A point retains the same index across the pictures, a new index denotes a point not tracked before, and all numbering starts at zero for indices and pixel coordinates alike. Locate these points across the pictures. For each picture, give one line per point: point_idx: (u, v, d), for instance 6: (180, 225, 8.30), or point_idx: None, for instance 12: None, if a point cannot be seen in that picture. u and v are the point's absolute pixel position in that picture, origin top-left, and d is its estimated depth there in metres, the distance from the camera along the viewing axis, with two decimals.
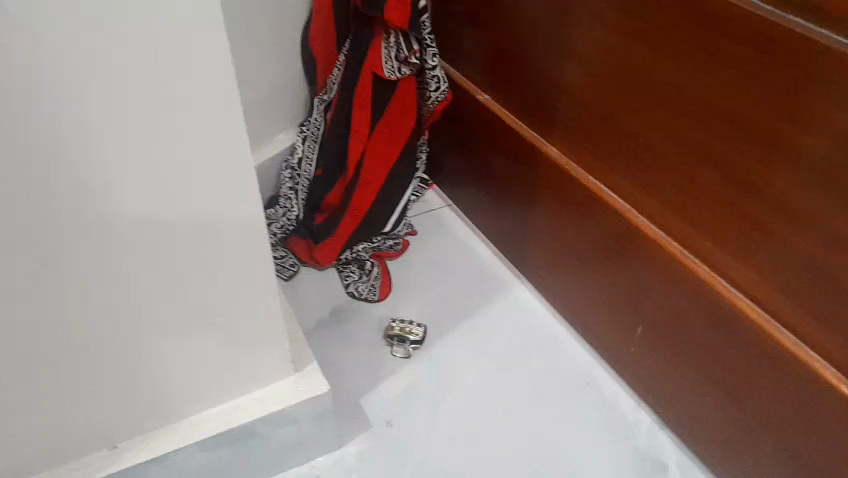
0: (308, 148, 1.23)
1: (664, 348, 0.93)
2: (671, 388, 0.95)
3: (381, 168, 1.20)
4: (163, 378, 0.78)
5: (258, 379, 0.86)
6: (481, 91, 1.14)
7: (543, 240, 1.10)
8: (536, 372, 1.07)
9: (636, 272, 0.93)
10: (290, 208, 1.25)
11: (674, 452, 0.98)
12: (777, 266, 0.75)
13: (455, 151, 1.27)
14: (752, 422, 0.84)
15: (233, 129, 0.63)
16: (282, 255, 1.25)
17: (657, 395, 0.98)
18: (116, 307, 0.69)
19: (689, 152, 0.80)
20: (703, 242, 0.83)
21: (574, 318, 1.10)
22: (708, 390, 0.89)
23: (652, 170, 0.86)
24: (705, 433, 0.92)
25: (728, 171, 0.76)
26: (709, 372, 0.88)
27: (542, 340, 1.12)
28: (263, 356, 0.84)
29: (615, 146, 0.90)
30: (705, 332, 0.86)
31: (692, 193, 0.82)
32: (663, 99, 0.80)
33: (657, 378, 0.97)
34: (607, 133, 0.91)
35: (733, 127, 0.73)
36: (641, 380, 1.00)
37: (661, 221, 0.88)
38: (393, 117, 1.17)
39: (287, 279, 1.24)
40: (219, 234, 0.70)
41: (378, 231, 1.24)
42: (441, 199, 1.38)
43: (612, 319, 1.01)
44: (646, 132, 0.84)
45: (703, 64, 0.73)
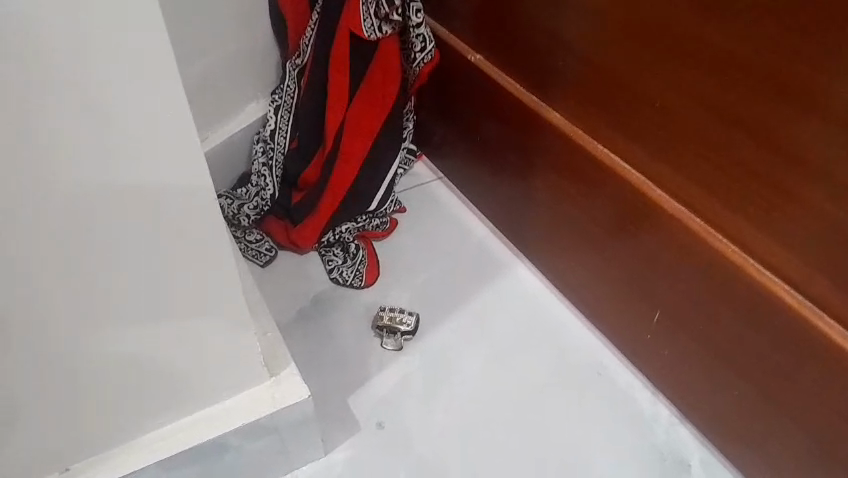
0: (281, 119, 1.11)
1: (684, 337, 0.84)
2: (692, 379, 0.86)
3: (363, 139, 1.07)
4: (136, 397, 0.68)
5: (233, 388, 0.75)
6: (473, 51, 1.01)
7: (547, 217, 0.99)
8: (542, 363, 0.98)
9: (654, 252, 0.83)
10: (264, 186, 1.12)
11: (696, 448, 0.90)
12: (821, 249, 0.65)
13: (445, 118, 1.15)
14: (785, 419, 0.75)
15: (174, 112, 0.49)
16: (257, 239, 1.12)
17: (676, 389, 0.90)
18: (87, 322, 0.58)
19: (719, 116, 0.68)
20: (729, 218, 0.73)
21: (581, 302, 1.00)
22: (734, 384, 0.80)
23: (673, 138, 0.75)
24: (729, 429, 0.84)
25: (765, 140, 0.65)
26: (736, 363, 0.78)
27: (546, 327, 1.02)
28: (237, 366, 0.73)
29: (630, 110, 0.78)
30: (733, 321, 0.76)
31: (719, 163, 0.71)
32: (687, 56, 0.68)
33: (677, 369, 0.88)
34: (619, 96, 0.79)
35: (773, 88, 0.62)
36: (657, 370, 0.92)
37: (683, 194, 0.77)
38: (375, 82, 1.05)
39: (265, 265, 1.12)
40: (182, 241, 0.57)
41: (363, 209, 1.13)
42: (431, 171, 1.26)
43: (627, 305, 0.91)
44: (669, 93, 0.72)
45: (742, 13, 0.61)
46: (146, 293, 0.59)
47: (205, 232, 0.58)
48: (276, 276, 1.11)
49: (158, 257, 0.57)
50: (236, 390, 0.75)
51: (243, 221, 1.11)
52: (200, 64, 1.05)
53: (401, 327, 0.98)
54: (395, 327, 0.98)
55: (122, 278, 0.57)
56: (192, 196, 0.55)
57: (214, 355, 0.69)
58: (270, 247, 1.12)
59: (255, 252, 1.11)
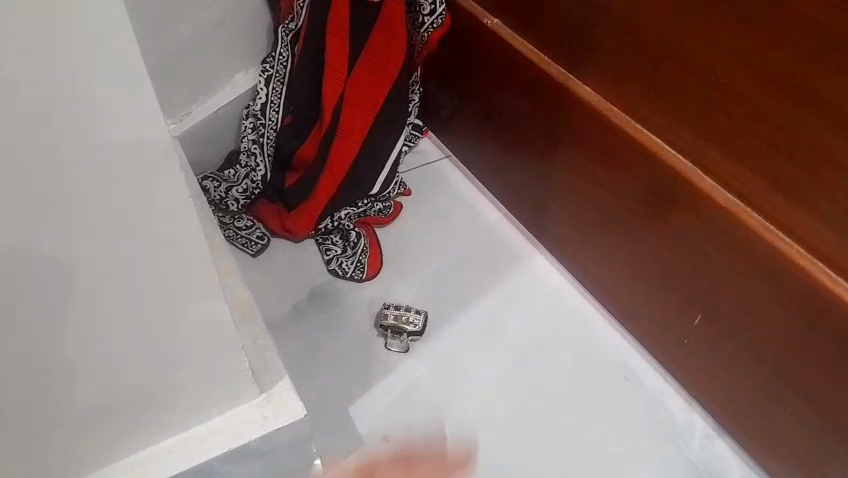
0: (273, 91, 0.98)
1: (730, 346, 0.74)
2: (736, 392, 0.76)
3: (365, 113, 0.96)
4: (105, 433, 0.59)
5: (216, 408, 0.65)
6: (489, 15, 0.89)
7: (573, 204, 0.88)
8: (564, 365, 0.89)
9: (699, 251, 0.72)
10: (255, 167, 1.00)
11: (737, 464, 0.81)
12: None
13: (455, 91, 1.03)
14: (844, 447, 0.66)
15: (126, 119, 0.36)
16: (247, 225, 1.01)
17: (716, 400, 0.80)
18: (32, 368, 0.47)
19: (795, 99, 0.55)
20: (792, 213, 0.61)
21: (609, 298, 0.90)
22: (786, 403, 0.70)
23: (729, 125, 0.63)
24: (777, 449, 0.75)
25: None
26: (791, 380, 0.68)
27: (567, 325, 0.93)
28: (221, 383, 0.63)
29: (677, 86, 0.66)
30: (790, 332, 0.65)
31: (791, 154, 0.58)
32: (752, 28, 0.55)
33: (719, 379, 0.78)
34: (664, 68, 0.66)
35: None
36: (694, 376, 0.82)
37: (740, 186, 0.65)
38: (377, 49, 0.93)
39: (256, 255, 1.01)
40: (151, 263, 0.46)
41: (364, 193, 1.02)
42: (437, 148, 1.15)
43: (664, 305, 0.81)
44: (727, 72, 0.60)
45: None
46: (105, 323, 0.48)
47: (181, 250, 0.47)
48: (270, 267, 1.00)
49: (121, 286, 0.46)
50: (221, 408, 0.65)
51: (231, 206, 1.00)
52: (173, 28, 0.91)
53: (408, 328, 0.88)
54: (401, 327, 0.89)
55: (77, 315, 0.45)
56: (158, 213, 0.43)
57: (194, 375, 0.59)
58: (261, 234, 1.02)
59: (245, 241, 1.01)
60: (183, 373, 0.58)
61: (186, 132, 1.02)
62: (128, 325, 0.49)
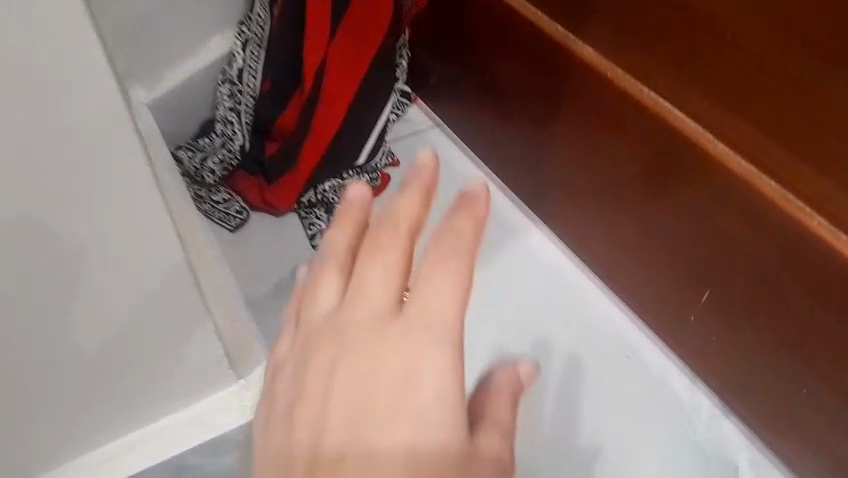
0: (250, 55, 0.92)
1: (738, 324, 0.70)
2: (743, 372, 0.72)
3: (350, 79, 0.89)
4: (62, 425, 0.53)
5: (188, 398, 0.59)
6: None
7: (571, 175, 0.83)
8: (560, 346, 0.86)
9: (708, 223, 0.67)
10: (232, 135, 0.94)
11: (745, 448, 0.77)
12: None
13: (444, 54, 0.97)
14: None
15: None
16: (225, 199, 0.94)
17: (722, 381, 0.76)
18: None
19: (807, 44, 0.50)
20: (813, 178, 0.56)
21: (610, 274, 0.86)
22: (798, 385, 0.66)
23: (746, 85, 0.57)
24: (787, 432, 0.71)
25: None
26: (804, 360, 0.63)
27: (564, 304, 0.89)
28: (192, 371, 0.57)
29: (681, 41, 0.60)
30: (807, 309, 0.60)
31: (807, 111, 0.53)
32: None
33: (726, 359, 0.74)
34: (668, 22, 0.61)
35: None
36: (699, 356, 0.78)
37: (755, 152, 0.60)
38: (363, 10, 0.87)
39: (235, 230, 0.95)
40: None
41: (349, 164, 0.95)
42: (426, 116, 1.09)
43: (669, 281, 0.76)
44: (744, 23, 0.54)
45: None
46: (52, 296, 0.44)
47: None
48: (249, 243, 0.94)
49: None
50: (194, 398, 0.60)
51: (207, 178, 0.93)
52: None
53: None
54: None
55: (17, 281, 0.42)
56: None
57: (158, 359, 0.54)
58: (240, 208, 0.95)
59: (223, 216, 0.93)
60: (142, 349, 0.53)
61: (159, 99, 0.95)
62: (64, 270, 0.46)
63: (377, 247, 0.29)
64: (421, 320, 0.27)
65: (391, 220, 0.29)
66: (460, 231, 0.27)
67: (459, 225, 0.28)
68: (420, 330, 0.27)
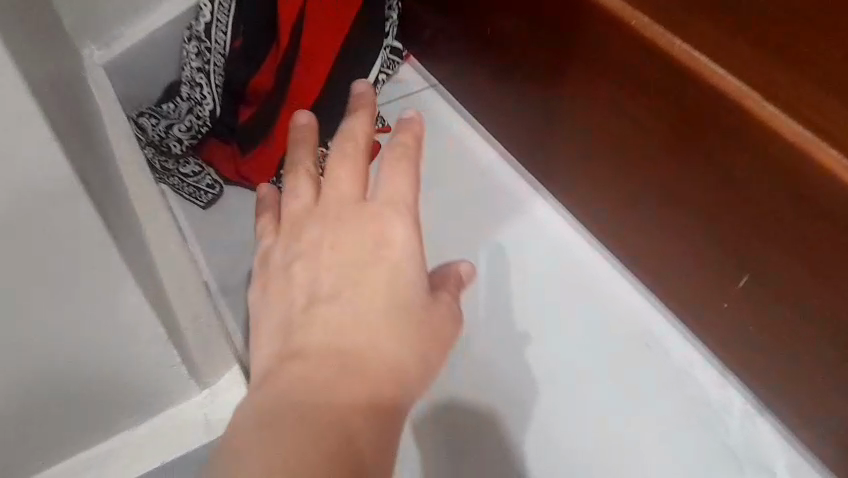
0: (220, 8, 0.81)
1: (778, 317, 0.61)
2: (782, 367, 0.64)
3: (334, 36, 0.79)
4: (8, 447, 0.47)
5: (141, 412, 0.51)
6: None
7: (582, 145, 0.73)
8: (573, 331, 0.77)
9: (748, 203, 0.56)
10: (200, 99, 0.83)
11: (780, 447, 0.69)
12: None
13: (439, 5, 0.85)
14: None
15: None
16: (195, 172, 0.84)
17: (755, 373, 0.68)
18: None
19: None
20: None
21: (627, 254, 0.77)
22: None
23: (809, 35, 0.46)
24: (831, 433, 0.63)
25: None
26: None
27: (576, 286, 0.80)
28: (142, 377, 0.49)
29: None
30: None
31: None
32: None
33: (761, 351, 0.65)
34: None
35: None
36: (729, 347, 0.69)
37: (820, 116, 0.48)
38: None
39: (207, 207, 0.84)
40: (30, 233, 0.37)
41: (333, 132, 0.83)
42: (420, 77, 0.98)
43: (696, 267, 0.67)
44: None
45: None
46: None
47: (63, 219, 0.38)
48: (221, 221, 0.84)
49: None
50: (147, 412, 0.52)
51: (173, 148, 0.83)
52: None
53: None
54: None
55: None
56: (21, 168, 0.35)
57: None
58: (212, 182, 0.84)
59: (193, 190, 0.83)
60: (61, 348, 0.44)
61: (116, 59, 0.84)
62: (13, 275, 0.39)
63: (344, 156, 0.41)
64: (387, 205, 0.39)
65: (351, 135, 0.42)
66: (405, 144, 0.41)
67: (404, 138, 0.41)
68: (388, 206, 0.39)
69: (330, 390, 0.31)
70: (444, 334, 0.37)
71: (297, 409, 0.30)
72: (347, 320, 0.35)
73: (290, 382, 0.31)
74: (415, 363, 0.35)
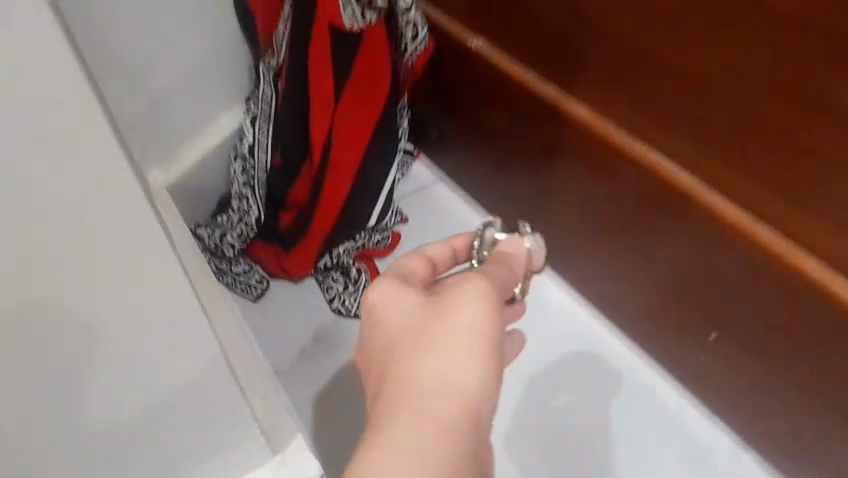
0: (259, 131, 0.93)
1: (743, 356, 0.79)
2: (747, 395, 0.84)
3: (357, 152, 0.92)
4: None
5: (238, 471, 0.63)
6: (472, 36, 0.88)
7: (574, 226, 0.92)
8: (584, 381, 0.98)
9: (717, 257, 0.73)
10: (249, 210, 0.97)
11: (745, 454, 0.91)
12: None
13: (444, 113, 1.02)
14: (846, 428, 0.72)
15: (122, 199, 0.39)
16: (246, 270, 1.00)
17: (728, 400, 0.88)
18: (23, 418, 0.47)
19: (841, 125, 0.55)
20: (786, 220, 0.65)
21: (617, 312, 0.98)
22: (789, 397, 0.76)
23: (759, 140, 0.62)
24: (781, 438, 0.83)
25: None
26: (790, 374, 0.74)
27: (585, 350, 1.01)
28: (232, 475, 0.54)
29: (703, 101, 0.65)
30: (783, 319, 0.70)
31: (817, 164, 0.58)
32: (760, 36, 0.56)
33: (724, 381, 0.86)
34: (680, 82, 0.65)
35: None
36: (708, 382, 0.90)
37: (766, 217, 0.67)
38: (364, 78, 0.87)
39: (256, 299, 1.00)
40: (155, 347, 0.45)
41: (362, 225, 1.00)
42: (431, 172, 1.14)
43: (674, 318, 0.86)
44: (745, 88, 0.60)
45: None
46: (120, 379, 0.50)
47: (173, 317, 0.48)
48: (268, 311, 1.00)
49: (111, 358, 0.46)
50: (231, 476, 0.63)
51: (227, 252, 0.98)
52: (147, 53, 0.85)
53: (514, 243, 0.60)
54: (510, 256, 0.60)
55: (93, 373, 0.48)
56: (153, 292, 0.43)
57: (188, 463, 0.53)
58: (260, 277, 1.00)
59: (244, 286, 0.99)
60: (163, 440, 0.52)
61: (175, 180, 0.99)
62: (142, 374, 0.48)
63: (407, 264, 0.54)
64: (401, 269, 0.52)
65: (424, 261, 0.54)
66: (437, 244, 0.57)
67: (410, 262, 0.53)
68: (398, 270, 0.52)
69: (409, 411, 0.41)
70: (483, 289, 0.46)
71: (399, 422, 0.41)
72: (404, 369, 0.44)
73: (390, 403, 0.43)
74: (469, 343, 0.44)
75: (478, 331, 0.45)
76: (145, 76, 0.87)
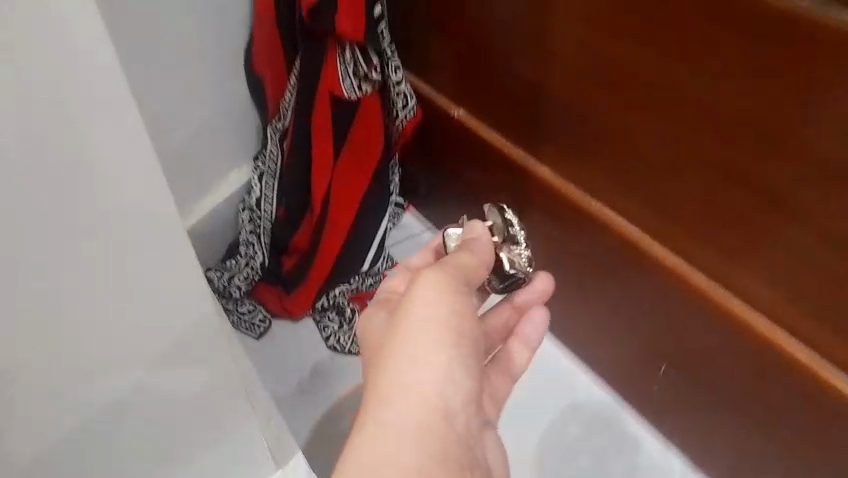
0: (266, 186, 1.07)
1: (688, 382, 0.94)
2: (694, 417, 0.98)
3: (353, 205, 1.04)
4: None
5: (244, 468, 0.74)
6: (454, 106, 1.02)
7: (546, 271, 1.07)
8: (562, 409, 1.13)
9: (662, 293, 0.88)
10: (255, 256, 1.10)
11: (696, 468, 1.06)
12: (807, 286, 0.71)
13: (430, 170, 1.16)
14: (773, 440, 0.86)
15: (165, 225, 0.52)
16: (250, 310, 1.11)
17: (681, 423, 1.02)
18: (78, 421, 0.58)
19: (740, 188, 0.69)
20: (711, 263, 0.80)
21: (585, 350, 1.12)
22: (727, 414, 0.91)
23: (686, 197, 0.76)
24: (725, 453, 0.97)
25: (751, 190, 0.68)
26: (724, 395, 0.89)
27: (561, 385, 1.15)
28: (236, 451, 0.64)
29: (639, 166, 0.79)
30: (716, 344, 0.85)
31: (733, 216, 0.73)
32: (679, 114, 0.70)
33: (676, 405, 1.00)
34: (619, 149, 0.80)
35: (755, 143, 0.64)
36: (665, 408, 1.03)
37: (697, 262, 0.82)
38: (359, 139, 1.00)
39: (260, 337, 1.11)
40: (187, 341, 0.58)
41: (356, 270, 1.10)
42: (419, 221, 1.27)
43: (631, 351, 1.01)
44: (671, 154, 0.74)
45: (782, 47, 0.56)
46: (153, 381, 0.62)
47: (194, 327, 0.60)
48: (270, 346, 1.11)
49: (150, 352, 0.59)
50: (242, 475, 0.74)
51: (234, 293, 1.09)
52: (174, 118, 0.99)
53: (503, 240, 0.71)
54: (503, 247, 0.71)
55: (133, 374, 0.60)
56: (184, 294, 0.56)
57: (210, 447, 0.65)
58: (263, 317, 1.11)
59: (248, 324, 1.10)
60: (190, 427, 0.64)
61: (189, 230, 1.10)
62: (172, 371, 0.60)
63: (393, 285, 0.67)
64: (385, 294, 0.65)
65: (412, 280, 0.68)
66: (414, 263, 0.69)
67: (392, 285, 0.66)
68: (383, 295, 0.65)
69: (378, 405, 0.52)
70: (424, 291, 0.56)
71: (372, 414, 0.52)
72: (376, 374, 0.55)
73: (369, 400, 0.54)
74: (417, 343, 0.54)
75: (431, 325, 0.55)
76: (168, 133, 0.99)
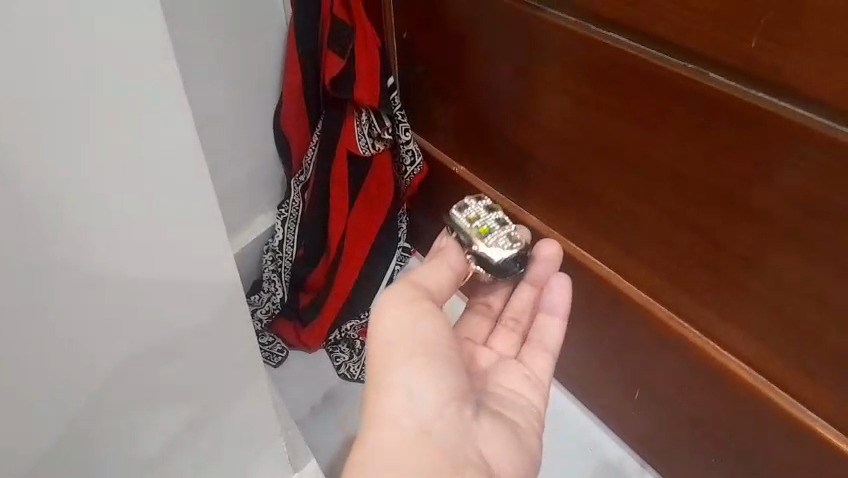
0: (288, 230, 1.21)
1: (661, 408, 1.04)
2: (667, 443, 1.08)
3: (364, 247, 1.18)
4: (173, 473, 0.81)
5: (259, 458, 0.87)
6: (455, 162, 1.17)
7: None
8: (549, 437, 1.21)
9: (634, 324, 0.99)
10: (276, 292, 1.23)
11: None
12: (753, 314, 0.83)
13: (433, 218, 1.30)
14: (734, 458, 0.96)
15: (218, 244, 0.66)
16: (270, 341, 1.24)
17: (656, 450, 1.12)
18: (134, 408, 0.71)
19: (691, 230, 0.84)
20: (673, 297, 0.93)
21: (572, 383, 1.23)
22: (694, 437, 1.01)
23: (650, 239, 0.90)
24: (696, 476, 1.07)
25: (702, 233, 0.83)
26: (692, 418, 0.99)
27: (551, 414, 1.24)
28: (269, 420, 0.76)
29: (608, 214, 0.94)
30: (680, 371, 0.96)
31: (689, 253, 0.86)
32: (641, 168, 0.84)
33: (651, 432, 1.11)
34: (593, 199, 0.95)
35: (703, 192, 0.79)
36: (642, 436, 1.14)
37: (659, 295, 0.95)
38: (371, 190, 1.15)
39: (277, 365, 1.23)
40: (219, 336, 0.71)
41: (365, 307, 1.22)
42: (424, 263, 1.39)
43: (612, 381, 1.12)
44: (636, 203, 0.88)
45: (713, 110, 0.71)
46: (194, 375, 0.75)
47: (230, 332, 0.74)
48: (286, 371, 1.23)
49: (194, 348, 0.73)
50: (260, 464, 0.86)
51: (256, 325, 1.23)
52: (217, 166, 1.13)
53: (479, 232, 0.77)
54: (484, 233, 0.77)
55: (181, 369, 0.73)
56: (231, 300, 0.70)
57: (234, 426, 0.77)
58: (281, 348, 1.24)
59: (266, 353, 1.23)
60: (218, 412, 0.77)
61: None
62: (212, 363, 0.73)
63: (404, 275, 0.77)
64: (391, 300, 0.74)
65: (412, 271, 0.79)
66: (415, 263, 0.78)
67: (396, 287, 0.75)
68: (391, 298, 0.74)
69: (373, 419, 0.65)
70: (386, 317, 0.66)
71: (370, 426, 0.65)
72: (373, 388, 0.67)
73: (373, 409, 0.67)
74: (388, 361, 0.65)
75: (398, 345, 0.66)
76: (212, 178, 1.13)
